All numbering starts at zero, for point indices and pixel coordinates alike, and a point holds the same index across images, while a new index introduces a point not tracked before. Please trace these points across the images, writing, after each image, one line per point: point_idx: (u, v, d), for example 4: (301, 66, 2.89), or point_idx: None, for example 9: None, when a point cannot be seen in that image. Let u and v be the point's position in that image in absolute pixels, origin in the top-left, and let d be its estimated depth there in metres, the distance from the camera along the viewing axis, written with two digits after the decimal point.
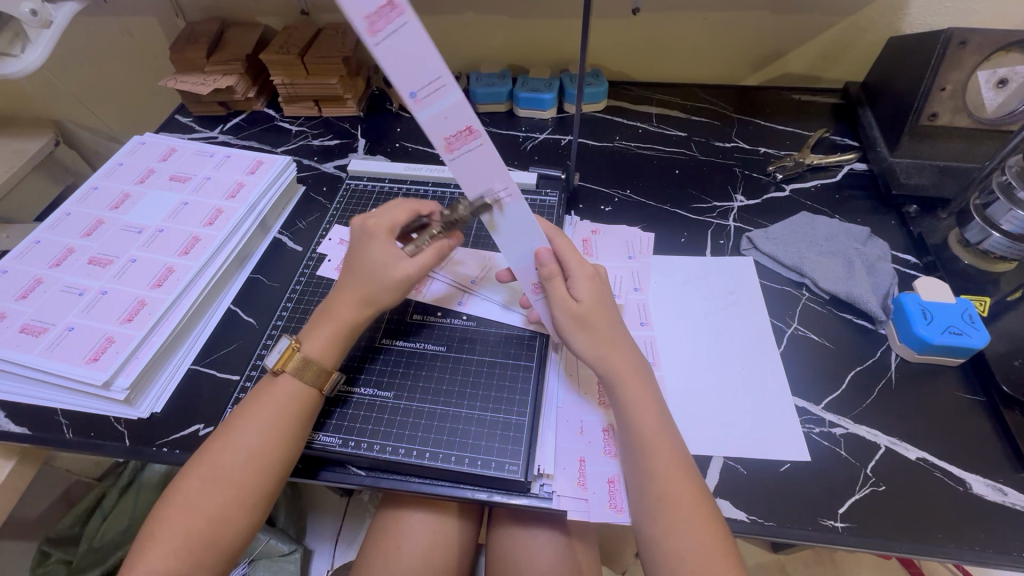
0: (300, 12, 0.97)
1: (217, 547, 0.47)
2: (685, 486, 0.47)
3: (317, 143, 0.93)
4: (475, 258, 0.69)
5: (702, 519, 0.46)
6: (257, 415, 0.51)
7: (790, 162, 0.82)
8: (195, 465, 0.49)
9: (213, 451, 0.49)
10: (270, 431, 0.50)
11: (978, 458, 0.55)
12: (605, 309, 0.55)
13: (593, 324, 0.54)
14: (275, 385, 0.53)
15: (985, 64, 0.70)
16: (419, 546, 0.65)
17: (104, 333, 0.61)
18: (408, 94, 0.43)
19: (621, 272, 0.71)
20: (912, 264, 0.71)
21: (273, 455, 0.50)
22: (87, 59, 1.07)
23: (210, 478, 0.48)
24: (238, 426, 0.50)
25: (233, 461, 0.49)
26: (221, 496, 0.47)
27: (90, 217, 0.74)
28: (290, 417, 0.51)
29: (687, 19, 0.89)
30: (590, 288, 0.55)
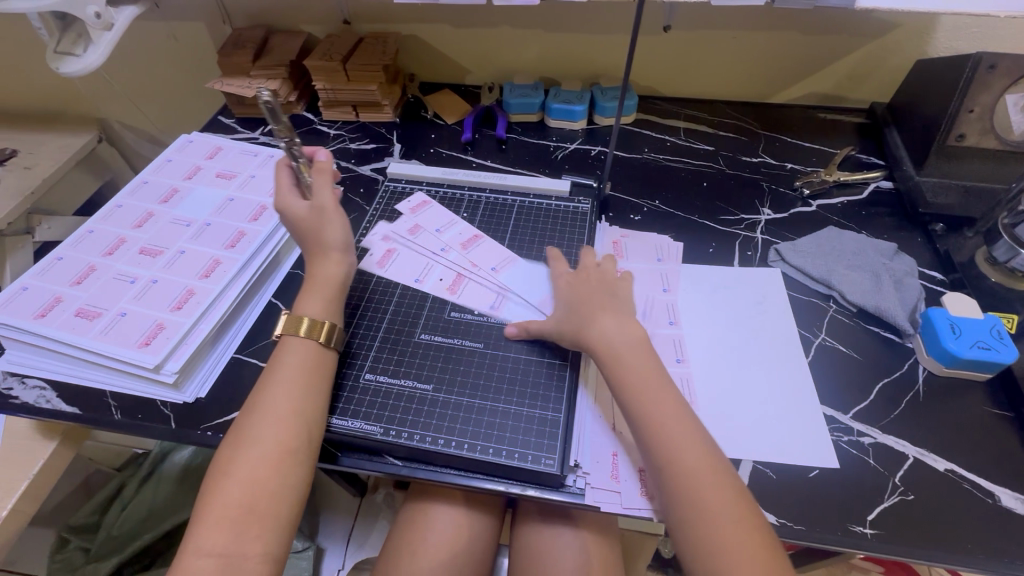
0: (342, 22, 1.02)
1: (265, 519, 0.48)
2: (699, 456, 0.48)
3: (354, 146, 0.96)
4: (501, 254, 0.72)
5: (723, 492, 0.46)
6: (283, 382, 0.54)
7: (817, 179, 0.84)
8: (232, 439, 0.51)
9: (248, 421, 0.52)
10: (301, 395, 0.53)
11: (1008, 472, 0.55)
12: (589, 300, 0.59)
13: (580, 312, 0.58)
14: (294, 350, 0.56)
15: (1012, 88, 0.72)
16: (446, 537, 0.66)
17: (155, 320, 0.64)
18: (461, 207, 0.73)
19: (647, 277, 0.73)
20: (938, 280, 0.72)
21: (305, 419, 0.53)
22: (136, 62, 1.12)
23: (251, 448, 0.50)
24: (268, 394, 0.53)
25: (270, 429, 0.51)
26: (256, 464, 0.49)
27: (140, 210, 0.77)
28: (315, 380, 0.55)
29: (717, 38, 0.92)
30: (569, 286, 0.62)
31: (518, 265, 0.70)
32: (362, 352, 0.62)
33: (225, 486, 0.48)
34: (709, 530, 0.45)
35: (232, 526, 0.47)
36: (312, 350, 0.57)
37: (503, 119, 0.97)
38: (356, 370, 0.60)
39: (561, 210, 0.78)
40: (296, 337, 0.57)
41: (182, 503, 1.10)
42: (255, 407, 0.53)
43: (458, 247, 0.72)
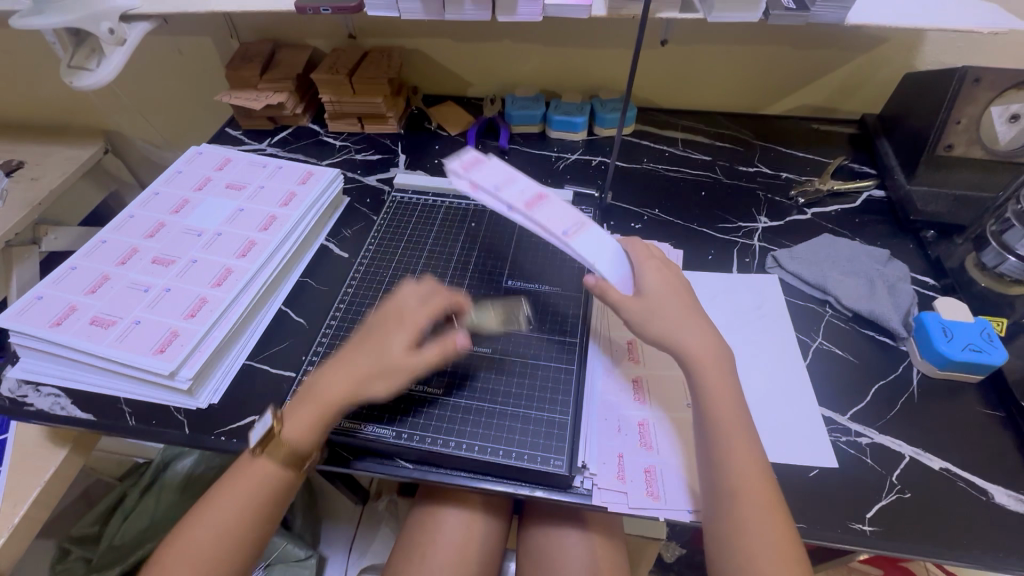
0: (348, 36, 1.04)
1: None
2: (757, 472, 0.50)
3: (360, 157, 0.98)
4: (565, 212, 0.57)
5: (773, 522, 0.48)
6: (247, 474, 0.54)
7: (811, 187, 0.87)
8: (190, 517, 0.53)
9: (205, 507, 0.53)
10: (261, 486, 0.54)
11: (1001, 470, 0.57)
12: (672, 299, 0.59)
13: (658, 311, 0.58)
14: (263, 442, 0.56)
15: (998, 100, 0.75)
16: (453, 539, 0.67)
17: (169, 327, 0.65)
18: (491, 187, 0.57)
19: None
20: (930, 286, 0.74)
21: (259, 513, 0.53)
22: (144, 75, 1.14)
23: (202, 534, 0.51)
24: (231, 482, 0.54)
25: (223, 517, 0.52)
26: (228, 520, 0.52)
27: (152, 220, 0.79)
28: (275, 477, 0.55)
29: (712, 52, 0.95)
30: (660, 278, 0.60)
31: (588, 225, 0.58)
32: None
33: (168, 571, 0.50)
34: (762, 560, 0.47)
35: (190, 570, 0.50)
36: (280, 462, 0.55)
37: (506, 131, 0.99)
38: None
39: None
40: (270, 457, 0.55)
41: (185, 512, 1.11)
42: (216, 494, 0.54)
43: (523, 208, 0.56)
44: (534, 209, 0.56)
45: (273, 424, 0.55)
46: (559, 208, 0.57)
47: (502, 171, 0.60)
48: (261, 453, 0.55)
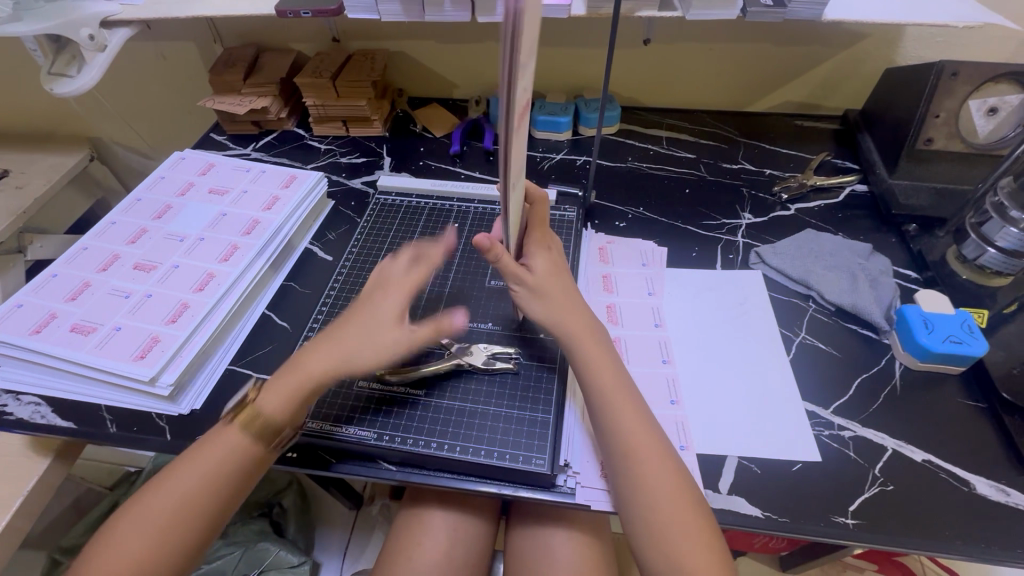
0: (332, 39, 1.04)
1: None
2: (642, 433, 0.53)
3: (345, 161, 0.98)
4: (521, 150, 0.48)
5: (671, 478, 0.51)
6: (190, 468, 0.52)
7: (794, 183, 0.87)
8: (127, 505, 0.52)
9: (143, 496, 0.52)
10: (198, 488, 0.51)
11: (982, 461, 0.57)
12: (554, 281, 0.59)
13: (547, 292, 0.58)
14: (218, 436, 0.54)
15: (975, 94, 0.76)
16: (440, 542, 0.67)
17: (150, 333, 0.65)
18: (513, 59, 0.36)
19: (634, 281, 0.75)
20: (913, 279, 0.74)
21: (193, 521, 0.51)
22: (128, 81, 1.14)
23: (127, 533, 0.49)
24: (172, 470, 0.52)
25: (153, 519, 0.50)
26: (173, 504, 0.50)
27: (134, 226, 0.78)
28: (216, 488, 0.52)
29: (694, 50, 0.95)
30: (545, 260, 0.60)
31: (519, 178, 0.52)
32: None
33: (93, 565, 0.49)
34: (661, 510, 0.50)
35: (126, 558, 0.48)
36: (236, 445, 0.54)
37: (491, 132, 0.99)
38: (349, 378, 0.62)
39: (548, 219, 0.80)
40: (242, 427, 0.54)
41: None
42: (156, 483, 0.52)
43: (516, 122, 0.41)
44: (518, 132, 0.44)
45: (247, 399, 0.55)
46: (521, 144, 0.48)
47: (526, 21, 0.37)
48: (234, 422, 0.55)
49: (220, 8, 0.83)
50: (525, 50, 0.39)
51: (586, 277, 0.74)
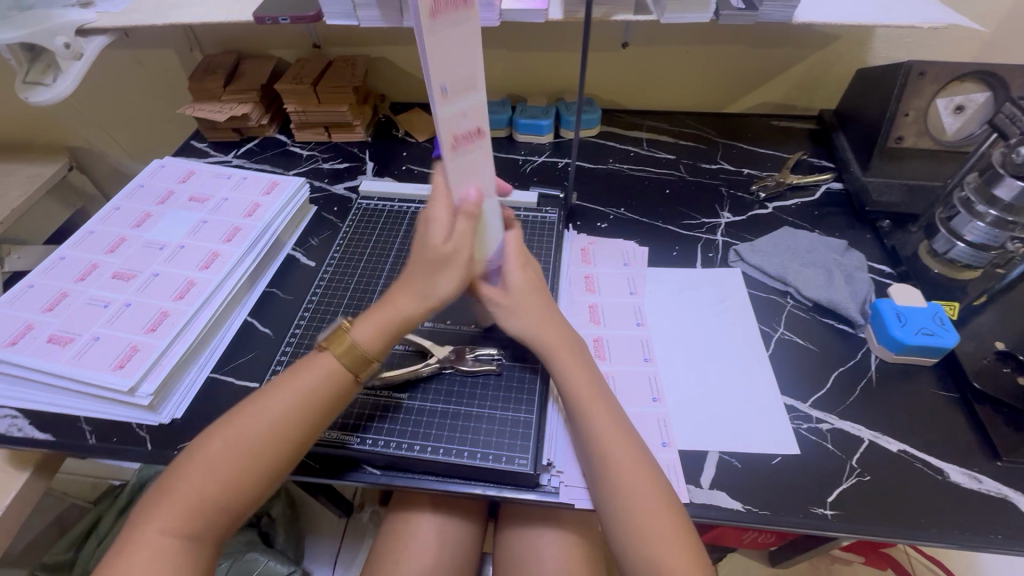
0: (312, 46, 1.04)
1: (191, 556, 0.47)
2: (618, 436, 0.54)
3: (327, 166, 0.98)
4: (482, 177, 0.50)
5: (640, 477, 0.52)
6: (282, 396, 0.53)
7: (772, 182, 0.89)
8: (210, 431, 0.52)
9: (226, 423, 0.52)
10: (292, 418, 0.52)
11: (956, 450, 0.59)
12: (531, 299, 0.60)
13: (522, 307, 0.59)
14: (312, 368, 0.54)
15: (942, 92, 0.78)
16: (427, 545, 0.67)
17: (129, 342, 0.64)
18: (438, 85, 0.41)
19: (616, 280, 0.76)
20: (886, 273, 0.76)
21: (282, 449, 0.51)
22: (107, 90, 1.13)
23: (213, 457, 0.50)
24: (267, 395, 0.53)
25: (240, 447, 0.50)
26: (240, 454, 0.50)
27: (113, 235, 0.78)
28: (286, 433, 0.51)
29: (672, 53, 0.97)
30: (524, 277, 0.60)
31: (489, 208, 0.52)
32: None
33: (176, 486, 0.49)
34: (637, 512, 0.50)
35: (182, 512, 0.48)
36: (324, 383, 0.54)
37: None
38: None
39: (530, 221, 0.80)
40: (333, 353, 0.55)
41: None
42: (244, 410, 0.52)
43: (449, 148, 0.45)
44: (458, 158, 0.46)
45: (344, 324, 0.55)
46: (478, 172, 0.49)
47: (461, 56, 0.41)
48: (325, 351, 0.55)
49: (198, 15, 0.82)
50: (464, 77, 0.42)
51: (567, 277, 0.75)
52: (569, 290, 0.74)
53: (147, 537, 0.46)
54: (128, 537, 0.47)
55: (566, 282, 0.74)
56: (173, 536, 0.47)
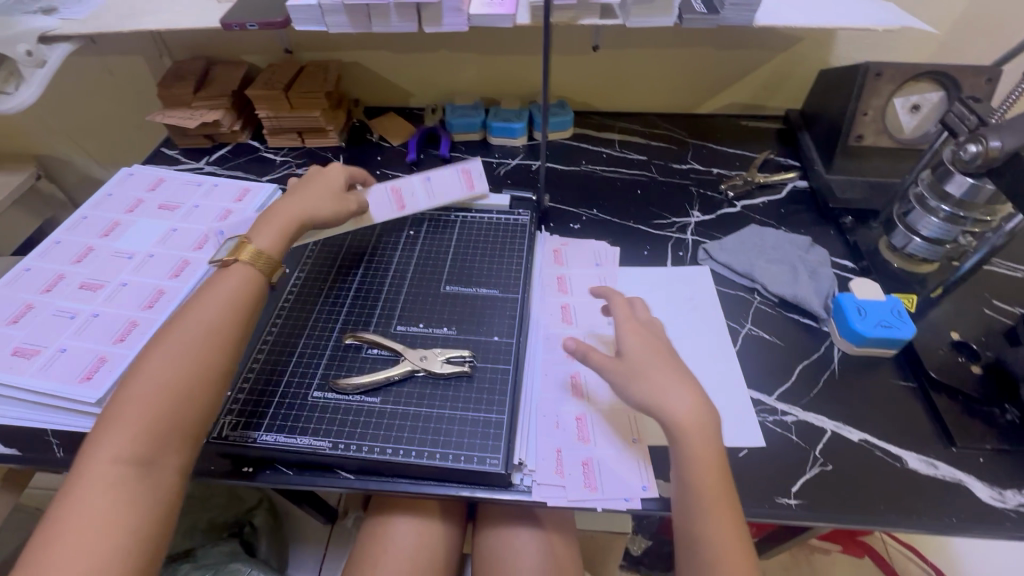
0: (284, 51, 1.04)
1: (153, 479, 0.48)
2: (736, 538, 0.49)
3: (301, 172, 0.98)
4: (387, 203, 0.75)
5: (749, 569, 0.48)
6: (202, 316, 0.55)
7: (740, 181, 0.91)
8: (137, 364, 0.52)
9: (153, 352, 0.53)
10: (224, 325, 0.55)
11: (913, 438, 0.61)
12: (660, 363, 0.56)
13: (643, 372, 0.55)
14: (216, 284, 0.58)
15: (899, 92, 0.82)
16: (404, 548, 0.67)
17: (97, 354, 0.63)
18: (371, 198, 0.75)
19: (588, 280, 0.77)
20: (849, 268, 0.79)
21: (214, 366, 0.53)
22: (75, 97, 1.11)
23: (149, 386, 0.50)
24: (186, 320, 0.55)
25: (175, 370, 0.51)
26: (178, 366, 0.51)
27: (80, 245, 0.77)
28: (224, 337, 0.55)
29: (641, 56, 0.99)
30: (638, 339, 0.58)
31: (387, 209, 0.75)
32: (309, 372, 0.63)
33: (116, 420, 0.48)
34: None
35: (139, 433, 0.48)
36: (249, 285, 0.59)
37: (447, 139, 1.00)
38: (304, 389, 0.62)
39: (502, 223, 0.81)
40: (246, 263, 0.60)
41: None
42: (169, 336, 0.53)
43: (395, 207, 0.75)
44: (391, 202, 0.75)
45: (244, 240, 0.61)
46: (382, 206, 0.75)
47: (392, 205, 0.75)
48: (233, 262, 0.60)
49: (164, 21, 0.82)
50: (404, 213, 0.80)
51: (540, 279, 0.76)
52: (542, 292, 0.75)
53: (98, 470, 0.46)
54: (77, 476, 0.47)
55: (540, 284, 0.75)
56: (128, 464, 0.47)
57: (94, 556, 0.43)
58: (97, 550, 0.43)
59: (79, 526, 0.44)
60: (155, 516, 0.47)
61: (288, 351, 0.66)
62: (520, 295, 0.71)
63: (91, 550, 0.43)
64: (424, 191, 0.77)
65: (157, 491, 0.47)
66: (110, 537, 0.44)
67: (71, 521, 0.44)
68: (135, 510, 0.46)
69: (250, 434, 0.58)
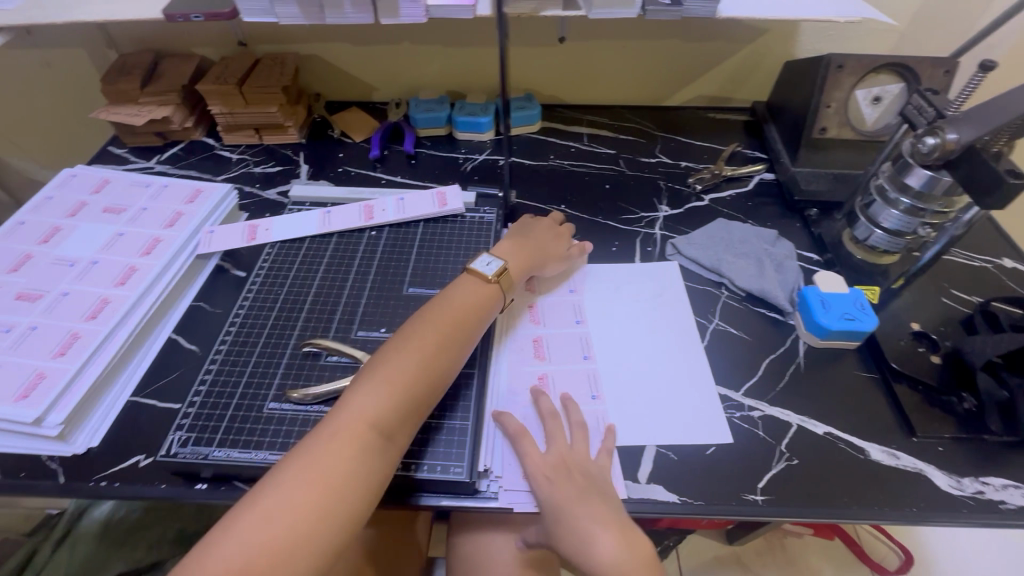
0: (238, 43, 0.99)
1: (393, 449, 0.50)
2: None
3: (259, 170, 0.94)
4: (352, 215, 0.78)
5: None
6: (452, 311, 0.60)
7: (708, 174, 0.91)
8: (401, 339, 0.56)
9: (417, 331, 0.57)
10: (465, 327, 0.59)
11: (877, 429, 0.62)
12: (599, 515, 0.53)
13: (565, 524, 0.52)
14: (475, 285, 0.63)
15: (861, 84, 0.81)
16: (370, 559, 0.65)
17: (34, 369, 0.59)
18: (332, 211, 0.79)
19: (564, 302, 0.73)
20: (814, 261, 0.79)
21: (448, 365, 0.56)
22: (12, 93, 1.04)
23: (415, 361, 0.54)
24: (451, 308, 0.60)
25: (413, 360, 0.54)
26: (410, 357, 0.54)
27: (17, 252, 0.72)
28: (456, 339, 0.58)
29: (608, 47, 0.97)
30: (565, 489, 0.54)
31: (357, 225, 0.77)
32: (265, 382, 0.61)
33: (379, 382, 0.52)
34: None
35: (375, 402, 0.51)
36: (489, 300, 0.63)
37: (412, 134, 0.97)
38: (260, 400, 0.59)
39: (467, 221, 0.79)
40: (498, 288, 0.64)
41: (108, 561, 0.96)
42: (456, 320, 0.59)
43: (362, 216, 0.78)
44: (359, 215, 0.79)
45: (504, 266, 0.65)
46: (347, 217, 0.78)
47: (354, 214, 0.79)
48: (493, 283, 0.64)
49: (104, 12, 0.77)
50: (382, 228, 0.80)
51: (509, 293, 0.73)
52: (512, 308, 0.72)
53: (354, 427, 0.49)
54: (329, 429, 0.49)
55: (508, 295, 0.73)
56: (382, 428, 0.50)
57: (305, 514, 0.44)
58: (312, 507, 0.44)
59: (299, 479, 0.45)
60: (383, 485, 0.49)
61: (243, 360, 0.63)
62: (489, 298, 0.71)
63: (304, 506, 0.44)
64: (396, 208, 0.79)
65: (389, 463, 0.50)
66: (327, 499, 0.45)
67: (290, 472, 0.46)
68: (369, 473, 0.48)
69: (203, 449, 0.56)
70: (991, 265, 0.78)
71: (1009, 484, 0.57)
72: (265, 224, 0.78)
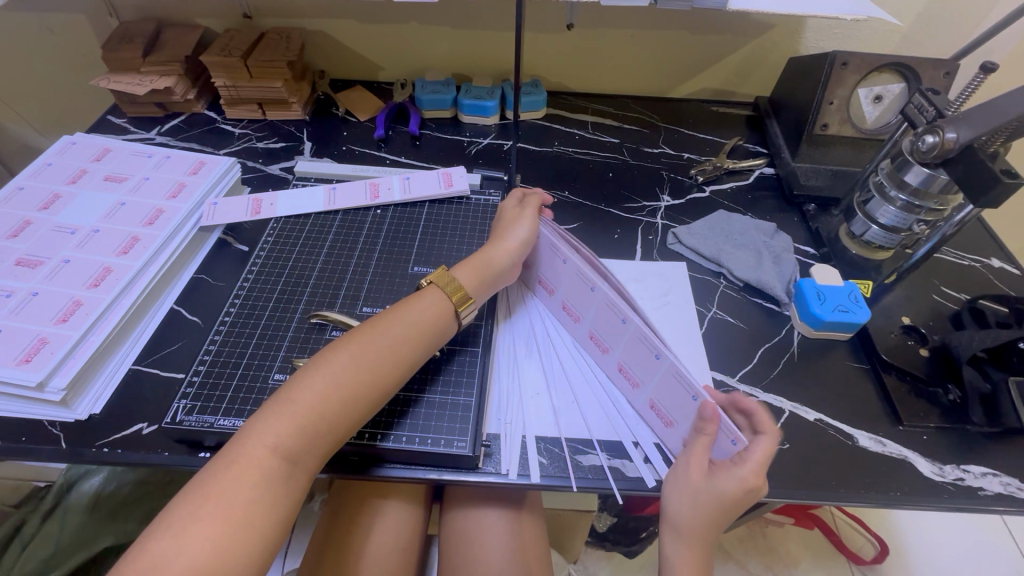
0: (243, 16, 0.98)
1: (296, 478, 0.48)
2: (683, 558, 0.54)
3: (261, 146, 0.93)
4: (357, 193, 0.79)
5: None
6: (377, 330, 0.55)
7: (710, 166, 0.92)
8: (317, 361, 0.52)
9: (334, 353, 0.53)
10: (392, 346, 0.55)
11: (863, 417, 0.64)
12: (718, 512, 0.52)
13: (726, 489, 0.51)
14: (405, 302, 0.59)
15: (864, 82, 0.83)
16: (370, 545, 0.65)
17: (35, 335, 0.59)
18: (338, 189, 0.79)
19: (571, 279, 0.64)
20: (811, 255, 0.81)
21: (372, 385, 0.52)
22: (7, 56, 1.02)
23: (327, 386, 0.50)
24: (373, 330, 0.55)
25: (328, 384, 0.50)
26: (324, 381, 0.50)
27: (16, 218, 0.71)
28: (380, 358, 0.53)
29: (616, 36, 0.97)
30: (736, 494, 0.50)
31: (361, 202, 0.78)
32: (270, 354, 0.61)
33: (283, 408, 0.48)
34: None
35: (281, 431, 0.47)
36: (437, 308, 0.59)
37: (417, 115, 0.97)
38: (265, 370, 0.60)
39: (472, 204, 0.79)
40: (439, 288, 0.60)
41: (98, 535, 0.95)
42: (396, 335, 0.55)
43: (368, 194, 0.78)
44: (366, 191, 0.79)
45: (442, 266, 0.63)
46: (352, 193, 0.79)
47: (359, 191, 0.79)
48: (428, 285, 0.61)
49: None
50: None
51: (551, 309, 0.70)
52: (557, 324, 0.70)
53: (250, 461, 0.45)
54: (230, 456, 0.46)
55: (550, 308, 0.71)
56: (282, 459, 0.47)
57: (204, 558, 0.40)
58: (211, 549, 0.41)
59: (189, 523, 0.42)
60: (287, 515, 0.46)
61: (247, 331, 0.63)
62: (494, 300, 0.71)
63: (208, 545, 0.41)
64: (401, 187, 0.80)
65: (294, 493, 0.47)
66: (224, 540, 0.42)
67: (181, 515, 0.42)
68: (273, 506, 0.45)
69: (208, 418, 0.56)
70: (979, 264, 0.81)
71: (988, 472, 0.59)
72: (269, 199, 0.78)
